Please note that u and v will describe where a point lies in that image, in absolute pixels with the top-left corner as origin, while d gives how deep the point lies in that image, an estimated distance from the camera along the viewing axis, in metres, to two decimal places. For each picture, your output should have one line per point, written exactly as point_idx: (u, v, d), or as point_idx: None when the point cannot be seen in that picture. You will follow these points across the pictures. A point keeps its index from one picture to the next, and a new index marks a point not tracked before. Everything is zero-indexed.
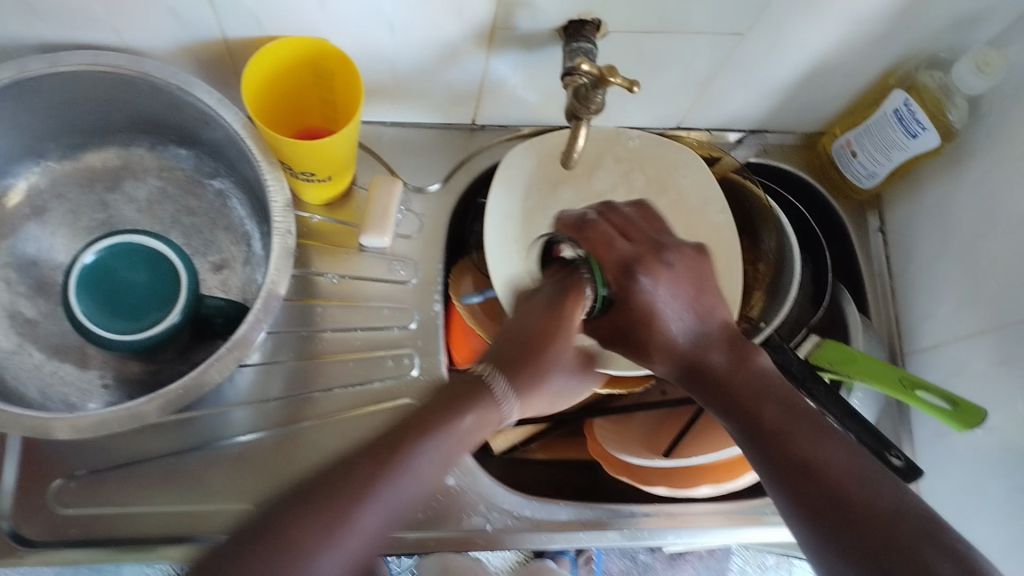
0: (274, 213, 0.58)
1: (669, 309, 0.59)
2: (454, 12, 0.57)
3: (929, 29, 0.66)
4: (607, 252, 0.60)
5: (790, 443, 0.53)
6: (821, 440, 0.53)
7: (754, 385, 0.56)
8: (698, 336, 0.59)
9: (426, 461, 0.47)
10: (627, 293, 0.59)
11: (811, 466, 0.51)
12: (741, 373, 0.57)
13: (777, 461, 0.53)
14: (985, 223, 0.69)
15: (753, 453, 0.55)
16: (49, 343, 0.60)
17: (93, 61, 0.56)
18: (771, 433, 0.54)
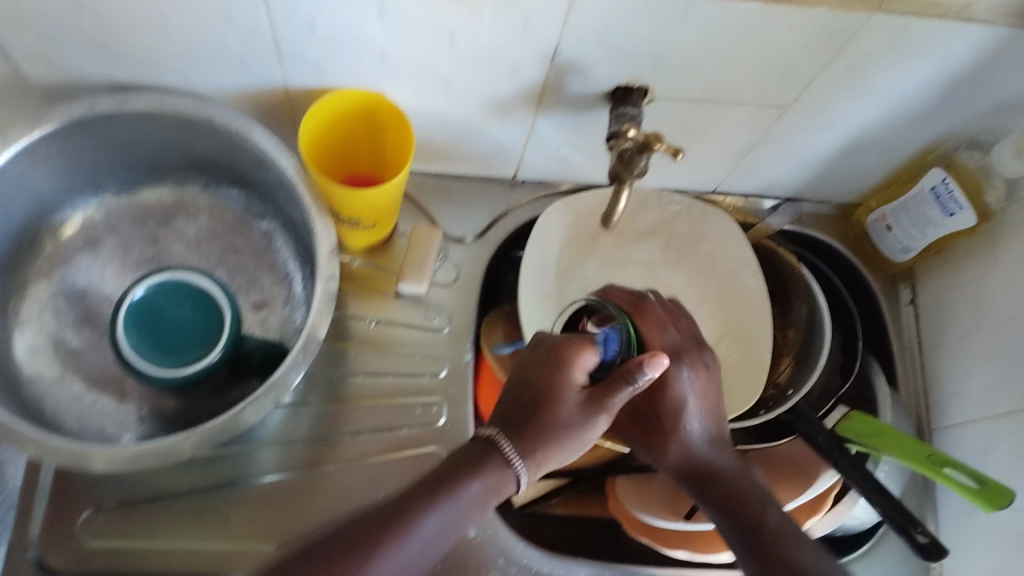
0: (320, 258, 0.59)
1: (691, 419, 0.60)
2: (509, 71, 0.58)
3: (967, 112, 0.67)
4: (657, 336, 0.61)
5: (790, 553, 0.54)
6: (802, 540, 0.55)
7: (753, 501, 0.57)
8: (714, 439, 0.60)
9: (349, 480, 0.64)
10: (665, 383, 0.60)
11: (799, 574, 0.53)
12: (744, 491, 0.58)
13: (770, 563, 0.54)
14: (1020, 305, 0.69)
15: (739, 546, 0.56)
16: (91, 372, 0.61)
17: (160, 103, 0.58)
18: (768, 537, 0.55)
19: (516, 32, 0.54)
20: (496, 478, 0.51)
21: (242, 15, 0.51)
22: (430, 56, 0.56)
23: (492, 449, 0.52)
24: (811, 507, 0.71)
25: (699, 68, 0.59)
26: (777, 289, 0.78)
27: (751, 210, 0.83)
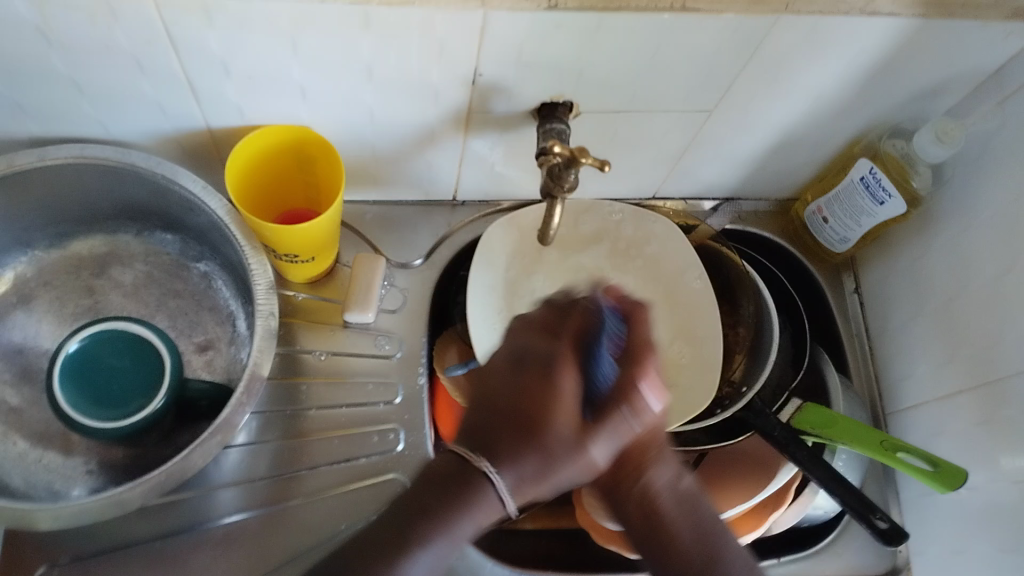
0: (257, 295, 0.59)
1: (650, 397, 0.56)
2: (431, 97, 0.59)
3: (887, 102, 0.69)
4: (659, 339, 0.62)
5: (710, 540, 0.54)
6: (731, 543, 0.55)
7: (689, 505, 0.56)
8: None
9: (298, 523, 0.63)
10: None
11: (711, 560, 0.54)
12: (682, 500, 0.56)
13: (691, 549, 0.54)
14: (955, 287, 0.71)
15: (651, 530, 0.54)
16: (33, 430, 0.61)
17: (82, 154, 0.58)
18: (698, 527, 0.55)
19: (434, 59, 0.54)
20: (483, 508, 0.45)
21: (154, 62, 0.51)
22: (351, 89, 0.57)
23: (475, 468, 0.46)
24: (773, 502, 0.72)
25: (620, 80, 0.60)
26: (725, 288, 0.78)
27: (691, 212, 0.84)
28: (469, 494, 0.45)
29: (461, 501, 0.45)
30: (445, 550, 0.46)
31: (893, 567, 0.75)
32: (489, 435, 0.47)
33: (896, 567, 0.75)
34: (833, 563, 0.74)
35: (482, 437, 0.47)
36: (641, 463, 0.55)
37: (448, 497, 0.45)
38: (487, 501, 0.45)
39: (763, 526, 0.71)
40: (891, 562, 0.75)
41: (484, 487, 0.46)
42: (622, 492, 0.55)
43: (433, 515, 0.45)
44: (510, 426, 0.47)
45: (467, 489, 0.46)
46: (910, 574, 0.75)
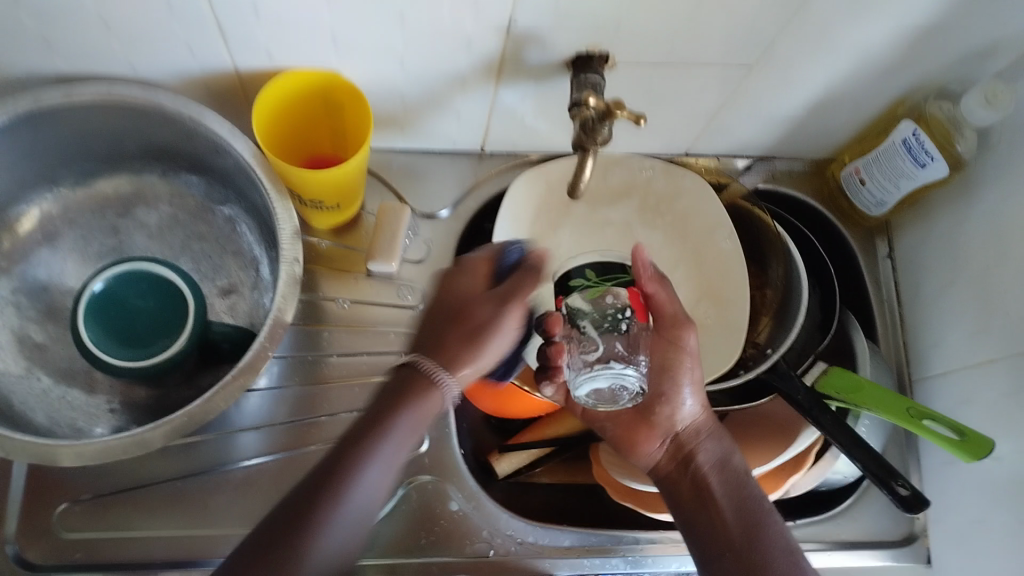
0: (283, 240, 0.59)
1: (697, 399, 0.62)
2: (463, 43, 0.57)
3: (936, 62, 0.66)
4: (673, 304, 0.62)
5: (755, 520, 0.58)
6: (773, 518, 0.58)
7: (739, 488, 0.59)
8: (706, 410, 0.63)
9: None
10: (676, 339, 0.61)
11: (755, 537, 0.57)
12: (731, 478, 0.60)
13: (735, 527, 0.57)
14: (994, 255, 0.69)
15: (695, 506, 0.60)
16: (58, 367, 0.61)
17: (107, 92, 0.57)
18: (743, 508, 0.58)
19: (466, 3, 0.52)
20: (422, 403, 0.53)
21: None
22: (380, 32, 0.55)
23: (419, 371, 0.54)
24: (792, 466, 0.71)
25: (658, 31, 0.58)
26: (753, 248, 0.76)
27: (724, 170, 0.82)
28: (419, 401, 0.53)
29: (405, 398, 0.53)
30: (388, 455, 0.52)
31: (911, 533, 0.74)
32: (431, 338, 0.56)
33: (913, 533, 0.75)
34: (850, 528, 0.74)
35: (426, 345, 0.56)
36: (696, 451, 0.61)
37: (404, 399, 0.53)
38: (433, 403, 0.54)
39: (781, 491, 0.69)
40: (909, 529, 0.75)
41: (433, 392, 0.54)
42: (679, 476, 0.61)
43: (381, 416, 0.52)
44: (458, 336, 0.55)
45: (421, 390, 0.54)
46: (926, 540, 0.74)
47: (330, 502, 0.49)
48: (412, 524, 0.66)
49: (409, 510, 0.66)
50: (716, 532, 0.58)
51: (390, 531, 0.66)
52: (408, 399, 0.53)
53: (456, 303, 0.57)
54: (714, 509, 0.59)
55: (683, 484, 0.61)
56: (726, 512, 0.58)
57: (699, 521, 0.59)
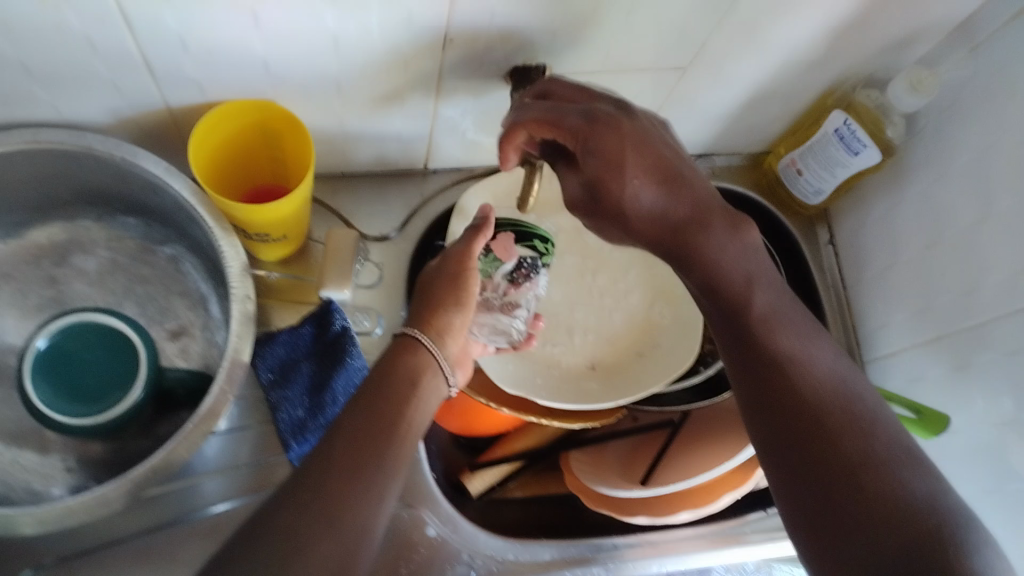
0: (231, 279, 0.57)
1: (650, 180, 0.51)
2: (401, 65, 0.56)
3: (860, 52, 0.68)
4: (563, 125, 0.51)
5: (790, 381, 0.48)
6: (870, 414, 0.47)
7: (764, 343, 0.50)
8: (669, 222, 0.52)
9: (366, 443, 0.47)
10: (597, 140, 0.50)
11: (806, 407, 0.47)
12: (765, 348, 0.49)
13: (768, 390, 0.48)
14: (930, 234, 0.71)
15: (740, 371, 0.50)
16: (6, 431, 0.59)
17: (34, 138, 0.55)
18: (770, 364, 0.49)
19: (403, 24, 0.52)
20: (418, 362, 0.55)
21: (106, 40, 0.48)
22: (316, 59, 0.54)
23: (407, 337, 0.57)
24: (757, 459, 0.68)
25: (592, 40, 0.58)
26: None
27: None
28: (405, 357, 0.55)
29: (404, 356, 0.55)
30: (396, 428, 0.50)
31: None
32: (417, 313, 0.60)
33: None
34: None
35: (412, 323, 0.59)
36: (758, 337, 0.50)
37: (393, 356, 0.55)
38: (423, 361, 0.56)
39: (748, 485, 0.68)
40: None
41: (420, 351, 0.56)
42: (745, 354, 0.50)
43: (376, 388, 0.52)
44: (444, 289, 0.60)
45: (405, 350, 0.56)
46: None
47: (362, 457, 0.46)
48: (390, 553, 0.65)
49: (386, 541, 0.65)
50: (791, 428, 0.47)
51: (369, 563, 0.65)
52: (398, 365, 0.54)
53: (441, 272, 0.61)
54: (782, 397, 0.48)
55: (749, 363, 0.50)
56: (747, 360, 0.50)
57: (759, 399, 0.49)
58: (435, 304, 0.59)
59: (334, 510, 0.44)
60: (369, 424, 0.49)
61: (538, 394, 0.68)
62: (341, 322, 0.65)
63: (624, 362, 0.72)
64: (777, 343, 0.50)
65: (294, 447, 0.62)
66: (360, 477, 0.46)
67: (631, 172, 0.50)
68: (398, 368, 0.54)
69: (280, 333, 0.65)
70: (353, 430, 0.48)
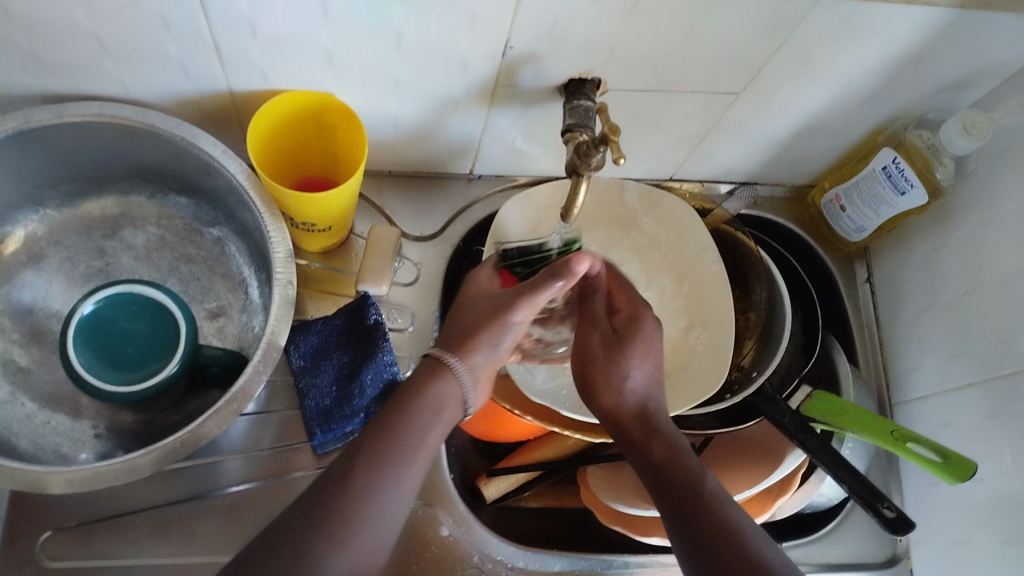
0: (276, 263, 0.58)
1: (646, 367, 0.62)
2: (458, 68, 0.57)
3: (915, 91, 0.68)
4: (592, 327, 0.64)
5: (717, 515, 0.51)
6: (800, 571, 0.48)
7: (691, 486, 0.53)
8: (648, 383, 0.62)
9: (332, 509, 0.46)
10: (639, 317, 0.63)
11: (732, 540, 0.49)
12: (697, 491, 0.52)
13: (697, 522, 0.51)
14: (971, 278, 0.70)
15: (668, 506, 0.53)
16: (42, 391, 0.60)
17: (99, 112, 0.56)
18: (699, 500, 0.52)
19: (465, 29, 0.53)
20: (439, 395, 0.55)
21: (178, 21, 0.50)
22: (377, 56, 0.55)
23: (440, 360, 0.58)
24: (779, 489, 0.70)
25: (648, 59, 0.59)
26: (737, 271, 0.78)
27: (707, 195, 0.84)
28: (427, 387, 0.55)
29: (423, 385, 0.55)
30: (412, 454, 0.51)
31: (893, 555, 0.75)
32: (449, 334, 0.60)
33: (896, 555, 0.75)
34: (834, 550, 0.74)
35: (446, 342, 0.60)
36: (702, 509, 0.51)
37: (416, 387, 0.55)
38: (446, 395, 0.56)
39: (763, 516, 0.69)
40: (891, 551, 0.76)
41: (448, 379, 0.57)
42: (682, 499, 0.52)
43: (393, 413, 0.52)
44: (460, 326, 0.60)
45: (432, 377, 0.56)
46: (908, 563, 0.75)
47: (367, 482, 0.48)
48: (403, 550, 0.65)
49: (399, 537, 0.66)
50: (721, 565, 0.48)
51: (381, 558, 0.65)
52: (411, 399, 0.54)
53: (471, 304, 0.61)
54: (712, 528, 0.50)
55: (678, 500, 0.52)
56: (676, 497, 0.53)
57: (686, 538, 0.51)
58: (473, 334, 0.59)
59: (340, 532, 0.46)
60: (380, 449, 0.50)
61: (563, 405, 0.68)
62: (377, 317, 0.64)
63: None
64: (717, 498, 0.52)
65: (318, 436, 0.63)
66: (366, 503, 0.47)
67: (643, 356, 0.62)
68: (428, 392, 0.55)
69: (314, 323, 0.65)
70: (358, 458, 0.49)
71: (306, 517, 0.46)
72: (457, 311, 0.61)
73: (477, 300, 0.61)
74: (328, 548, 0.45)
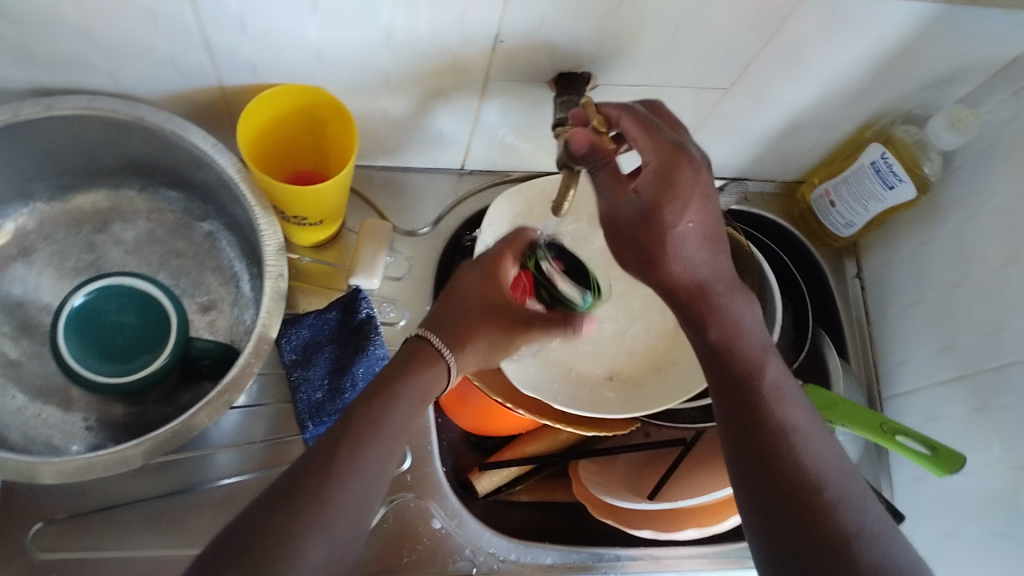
0: (267, 256, 0.59)
1: (700, 230, 0.49)
2: (448, 62, 0.58)
3: (903, 87, 0.68)
4: (646, 145, 0.49)
5: (773, 416, 0.49)
6: (856, 494, 0.47)
7: (749, 376, 0.50)
8: (701, 268, 0.50)
9: (311, 504, 0.43)
10: (671, 168, 0.48)
11: (787, 452, 0.48)
12: (757, 385, 0.50)
13: (753, 422, 0.49)
14: (958, 271, 0.71)
15: (726, 394, 0.50)
16: (33, 385, 0.60)
17: (89, 105, 0.57)
18: (757, 396, 0.49)
19: (454, 23, 0.53)
20: (426, 387, 0.52)
21: (169, 14, 0.50)
22: (368, 50, 0.56)
23: (431, 347, 0.55)
24: None
25: (637, 54, 0.59)
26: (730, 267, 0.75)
27: None
28: (418, 373, 0.52)
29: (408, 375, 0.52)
30: (378, 464, 0.46)
31: None
32: (451, 325, 0.56)
33: None
34: None
35: (439, 328, 0.56)
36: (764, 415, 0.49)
37: (403, 372, 0.52)
38: (427, 385, 0.52)
39: None
40: None
41: (435, 369, 0.53)
42: (739, 394, 0.50)
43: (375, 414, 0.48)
44: (467, 320, 0.57)
45: (420, 364, 0.53)
46: None
47: (343, 472, 0.45)
48: (394, 543, 0.66)
49: (390, 529, 0.66)
50: (769, 479, 0.47)
51: (372, 550, 0.65)
52: (398, 397, 0.50)
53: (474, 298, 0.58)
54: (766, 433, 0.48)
55: (735, 397, 0.50)
56: (735, 388, 0.50)
57: (740, 435, 0.49)
58: (469, 331, 0.57)
59: (318, 522, 0.43)
60: (354, 442, 0.46)
61: (554, 398, 0.69)
62: (368, 310, 0.65)
63: (641, 375, 0.72)
64: (775, 396, 0.50)
65: (310, 429, 0.62)
66: (340, 496, 0.44)
67: (687, 207, 0.48)
68: (411, 386, 0.51)
69: (306, 316, 0.65)
70: (337, 446, 0.46)
71: (274, 521, 0.42)
72: (458, 302, 0.58)
73: (482, 300, 0.58)
74: (303, 546, 0.42)
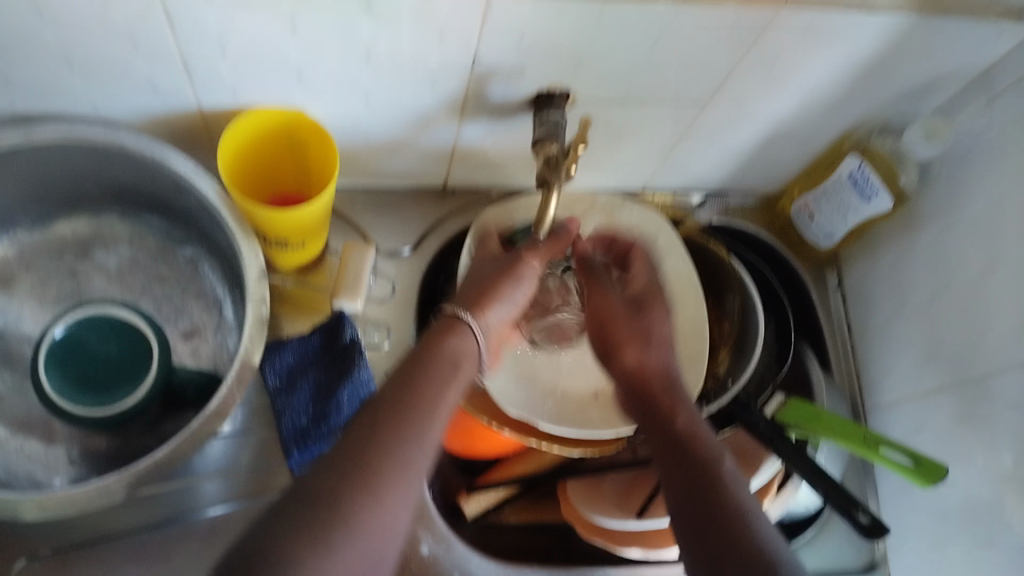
0: (250, 282, 0.58)
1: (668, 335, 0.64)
2: (428, 82, 0.58)
3: (878, 97, 0.69)
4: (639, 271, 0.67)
5: (725, 490, 0.51)
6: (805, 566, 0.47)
7: (703, 459, 0.53)
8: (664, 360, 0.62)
9: (384, 443, 0.46)
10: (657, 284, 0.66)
11: (737, 518, 0.49)
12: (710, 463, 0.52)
13: (705, 496, 0.51)
14: (938, 280, 0.72)
15: (679, 476, 0.52)
16: (14, 418, 0.59)
17: (68, 132, 0.56)
18: (711, 473, 0.52)
19: (433, 42, 0.53)
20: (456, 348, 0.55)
21: (146, 39, 0.50)
22: (348, 71, 0.56)
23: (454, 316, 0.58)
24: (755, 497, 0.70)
25: (617, 70, 0.60)
26: (712, 282, 0.79)
27: (680, 206, 0.84)
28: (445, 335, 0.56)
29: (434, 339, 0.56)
30: (437, 416, 0.50)
31: (871, 561, 0.76)
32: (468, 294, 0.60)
33: (875, 560, 0.76)
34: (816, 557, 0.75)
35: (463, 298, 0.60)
36: (719, 481, 0.51)
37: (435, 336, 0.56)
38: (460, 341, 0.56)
39: None
40: (869, 557, 0.76)
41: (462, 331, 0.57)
42: (694, 471, 0.52)
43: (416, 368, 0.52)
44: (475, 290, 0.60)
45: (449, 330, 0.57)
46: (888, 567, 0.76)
47: (416, 421, 0.49)
48: None
49: None
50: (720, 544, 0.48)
51: None
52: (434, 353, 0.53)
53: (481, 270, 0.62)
54: (717, 504, 0.50)
55: (690, 474, 0.52)
56: (689, 467, 0.53)
57: (691, 510, 0.50)
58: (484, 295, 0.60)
59: (395, 468, 0.46)
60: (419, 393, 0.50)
61: (541, 417, 0.69)
62: (353, 334, 0.64)
63: None
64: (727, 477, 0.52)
65: (295, 456, 0.62)
66: (414, 442, 0.48)
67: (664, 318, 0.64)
68: (444, 347, 0.55)
69: (290, 341, 0.65)
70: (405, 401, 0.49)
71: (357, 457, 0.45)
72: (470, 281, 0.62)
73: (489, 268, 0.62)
74: (389, 484, 0.45)
